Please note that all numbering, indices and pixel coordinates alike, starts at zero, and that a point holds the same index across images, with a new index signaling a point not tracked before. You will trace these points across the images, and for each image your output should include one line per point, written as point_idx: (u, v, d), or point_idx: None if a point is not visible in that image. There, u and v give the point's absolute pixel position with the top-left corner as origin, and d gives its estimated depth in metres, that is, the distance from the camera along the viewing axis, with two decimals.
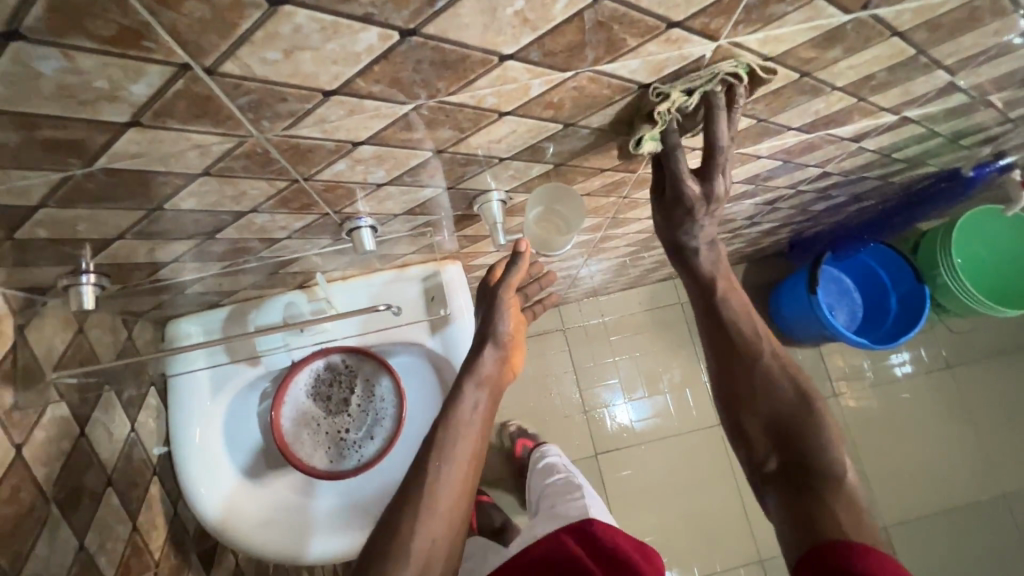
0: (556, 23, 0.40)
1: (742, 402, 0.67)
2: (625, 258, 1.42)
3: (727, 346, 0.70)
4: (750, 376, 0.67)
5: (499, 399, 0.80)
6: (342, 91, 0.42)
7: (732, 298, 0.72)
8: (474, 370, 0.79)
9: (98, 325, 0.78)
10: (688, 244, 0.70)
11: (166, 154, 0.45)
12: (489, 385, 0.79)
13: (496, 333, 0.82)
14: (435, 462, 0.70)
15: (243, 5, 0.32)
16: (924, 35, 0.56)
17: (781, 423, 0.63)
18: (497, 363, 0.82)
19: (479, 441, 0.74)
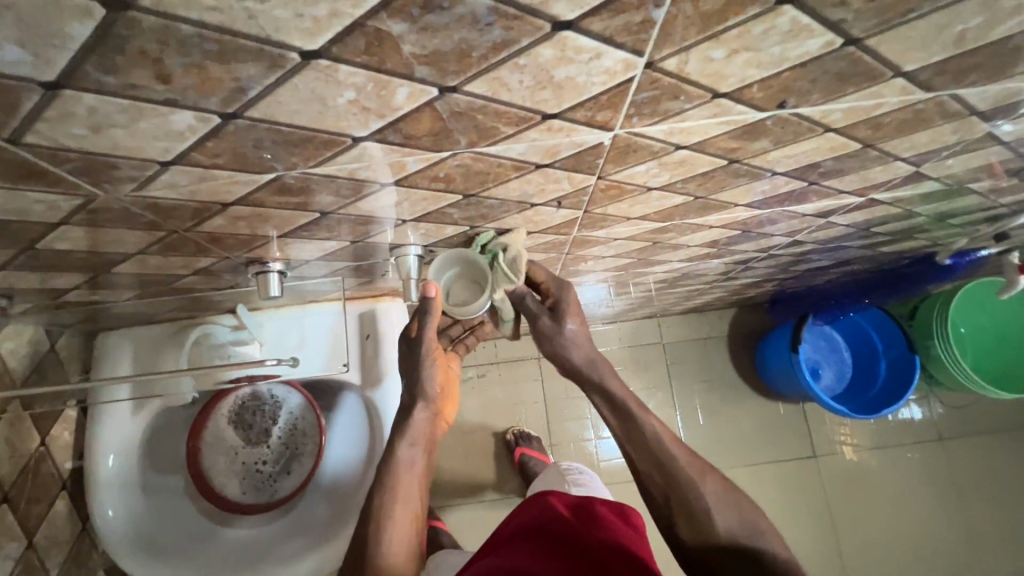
0: (404, 112, 0.36)
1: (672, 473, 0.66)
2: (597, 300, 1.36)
3: (639, 442, 0.69)
4: (663, 471, 0.67)
5: (434, 453, 0.76)
6: (180, 161, 0.39)
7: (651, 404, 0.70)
8: (405, 429, 0.73)
9: (13, 336, 0.77)
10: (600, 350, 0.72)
11: (11, 208, 0.43)
12: (425, 443, 0.74)
13: (423, 391, 0.74)
14: (375, 528, 0.66)
15: (13, 88, 0.29)
16: (865, 132, 0.50)
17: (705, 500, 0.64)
18: (428, 422, 0.74)
19: (422, 497, 0.72)
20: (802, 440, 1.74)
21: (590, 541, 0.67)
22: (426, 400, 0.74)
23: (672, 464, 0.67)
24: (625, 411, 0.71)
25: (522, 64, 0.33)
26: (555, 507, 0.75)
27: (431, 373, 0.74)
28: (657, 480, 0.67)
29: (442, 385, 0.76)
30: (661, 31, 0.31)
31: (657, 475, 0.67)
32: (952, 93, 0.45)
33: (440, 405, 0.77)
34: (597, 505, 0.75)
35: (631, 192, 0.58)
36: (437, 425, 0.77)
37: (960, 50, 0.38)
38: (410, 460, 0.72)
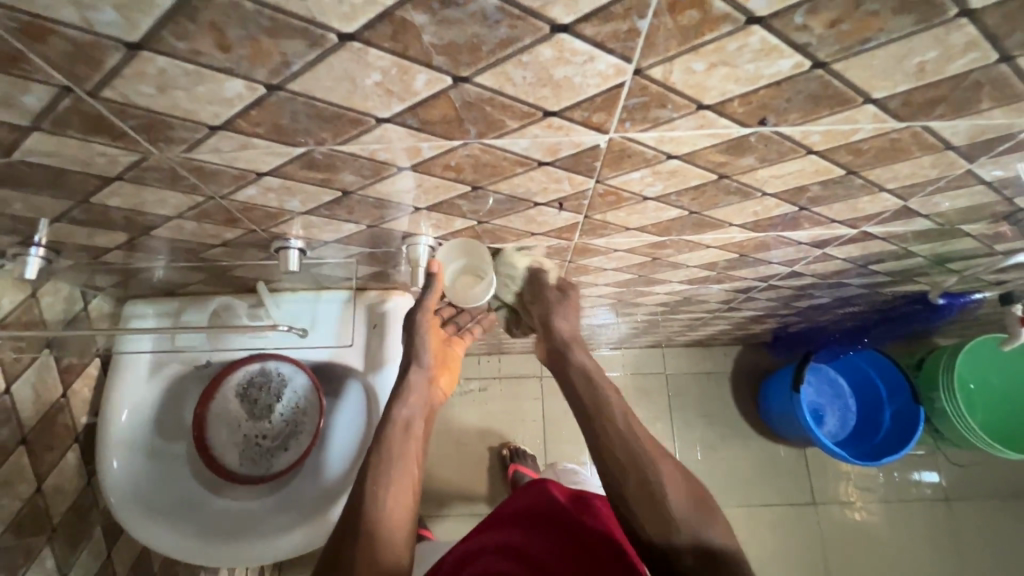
0: (422, 97, 0.42)
1: (638, 464, 0.65)
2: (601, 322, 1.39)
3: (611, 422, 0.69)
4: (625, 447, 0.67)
5: (433, 420, 0.78)
6: (226, 127, 0.45)
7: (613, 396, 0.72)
8: (403, 393, 0.74)
9: (52, 292, 0.84)
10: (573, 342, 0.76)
11: (77, 158, 0.49)
12: (423, 408, 0.75)
13: (420, 359, 0.77)
14: (371, 487, 0.67)
15: (102, 45, 0.35)
16: (846, 158, 0.54)
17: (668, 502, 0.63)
18: (426, 387, 0.77)
19: (419, 460, 0.72)
20: (801, 485, 1.70)
21: (577, 521, 0.72)
22: (422, 365, 0.77)
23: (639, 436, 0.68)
24: (599, 392, 0.72)
25: (525, 61, 0.38)
26: (551, 490, 0.79)
27: (426, 341, 0.77)
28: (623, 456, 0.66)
29: (437, 354, 0.80)
30: (646, 40, 0.37)
31: (624, 458, 0.66)
32: (923, 124, 0.49)
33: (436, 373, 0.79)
34: (591, 494, 0.79)
35: (628, 200, 0.63)
36: (435, 393, 0.79)
37: (923, 81, 0.42)
38: (405, 420, 0.72)
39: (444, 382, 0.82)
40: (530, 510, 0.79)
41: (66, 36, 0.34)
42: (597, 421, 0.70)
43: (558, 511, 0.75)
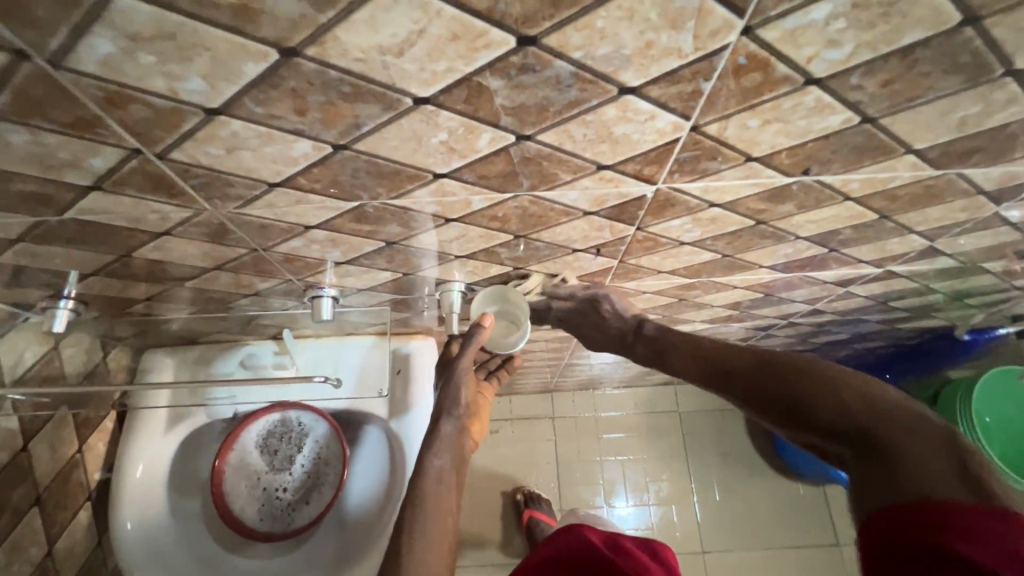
0: (482, 154, 0.43)
1: (715, 374, 0.53)
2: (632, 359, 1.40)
3: (679, 357, 0.59)
4: (717, 344, 0.55)
5: (465, 473, 0.72)
6: (286, 184, 0.45)
7: (677, 352, 0.59)
8: (434, 443, 0.72)
9: (74, 344, 0.82)
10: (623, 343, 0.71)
11: (130, 215, 0.49)
12: (456, 456, 0.72)
13: (455, 405, 0.75)
14: (410, 540, 0.60)
15: (182, 111, 0.36)
16: (881, 203, 0.56)
17: (777, 402, 0.45)
18: (457, 435, 0.74)
19: (456, 510, 0.66)
20: (823, 525, 1.71)
21: (615, 563, 0.71)
22: (455, 413, 0.75)
23: (737, 374, 0.50)
24: (664, 346, 0.62)
25: (588, 120, 0.39)
26: (586, 534, 0.78)
27: (460, 390, 0.76)
28: (706, 342, 0.56)
29: (472, 401, 0.78)
30: (707, 100, 0.38)
31: (705, 379, 0.54)
32: (957, 172, 0.50)
33: (468, 421, 0.76)
34: (625, 538, 0.79)
35: (664, 245, 0.63)
36: (467, 442, 0.75)
37: (964, 133, 0.44)
38: (439, 469, 0.68)
39: (475, 431, 0.78)
40: (562, 556, 0.76)
41: (149, 103, 0.35)
42: (669, 354, 0.61)
43: (591, 556, 0.74)
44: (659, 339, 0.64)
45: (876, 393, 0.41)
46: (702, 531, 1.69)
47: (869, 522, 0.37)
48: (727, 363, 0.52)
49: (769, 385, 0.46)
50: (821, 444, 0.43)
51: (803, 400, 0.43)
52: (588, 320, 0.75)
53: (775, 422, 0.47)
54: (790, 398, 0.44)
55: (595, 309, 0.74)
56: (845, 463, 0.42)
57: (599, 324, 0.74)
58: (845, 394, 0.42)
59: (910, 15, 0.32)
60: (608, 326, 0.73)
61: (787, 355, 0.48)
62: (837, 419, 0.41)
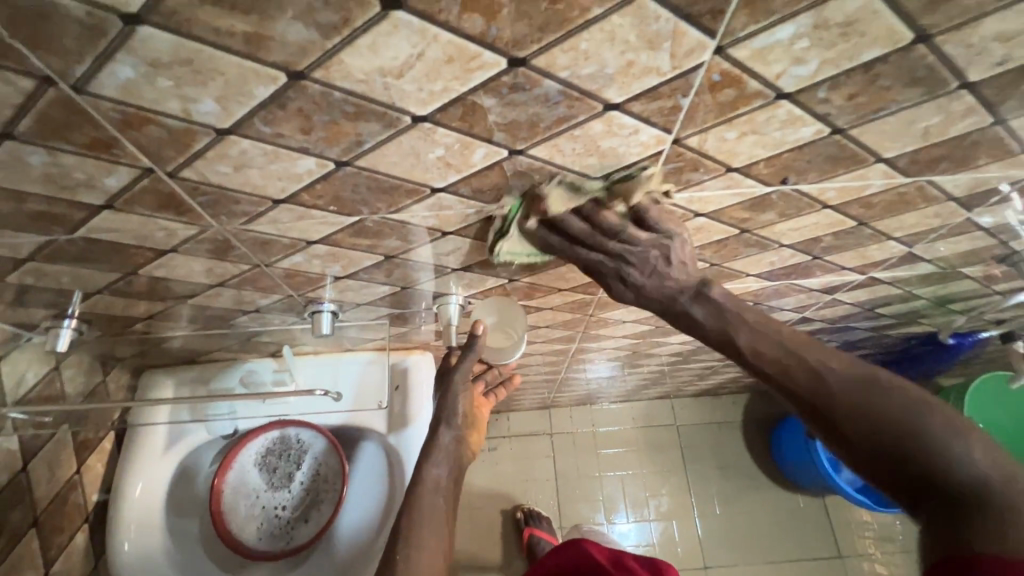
0: (477, 169, 0.45)
1: (800, 369, 0.46)
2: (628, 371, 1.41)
3: (747, 337, 0.50)
4: (805, 339, 0.48)
5: (461, 485, 0.74)
6: (290, 201, 0.47)
7: (748, 332, 0.50)
8: (433, 451, 0.73)
9: (75, 365, 0.83)
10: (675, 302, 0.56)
11: (138, 233, 0.51)
12: (452, 467, 0.73)
13: (454, 414, 0.76)
14: (405, 548, 0.60)
15: (194, 132, 0.38)
16: (858, 210, 0.59)
17: (878, 428, 0.41)
18: (454, 445, 0.75)
19: (451, 520, 0.67)
20: (824, 538, 1.71)
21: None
22: (453, 424, 0.76)
23: (831, 384, 0.44)
24: (720, 322, 0.53)
25: (577, 135, 0.42)
26: (589, 550, 0.78)
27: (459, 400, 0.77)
28: (794, 334, 0.48)
29: (469, 411, 0.79)
30: (687, 114, 0.41)
31: (781, 371, 0.47)
32: (927, 179, 0.53)
33: (466, 431, 0.78)
34: (628, 555, 0.79)
35: None
36: (464, 452, 0.77)
37: (929, 142, 0.47)
38: (437, 477, 0.70)
39: (473, 442, 0.80)
40: None
41: (163, 124, 0.37)
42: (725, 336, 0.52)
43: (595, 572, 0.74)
44: (724, 314, 0.52)
45: (1000, 455, 0.39)
46: (703, 546, 1.68)
47: (947, 569, 0.36)
48: (822, 368, 0.45)
49: (871, 409, 0.42)
50: (912, 487, 0.39)
51: (918, 438, 0.39)
52: (641, 264, 0.54)
53: (861, 448, 0.42)
54: (905, 431, 0.40)
55: (656, 256, 0.54)
56: (924, 506, 0.39)
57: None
58: (963, 450, 0.38)
59: (867, 34, 0.35)
60: (667, 278, 0.55)
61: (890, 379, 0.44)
62: (955, 470, 0.38)
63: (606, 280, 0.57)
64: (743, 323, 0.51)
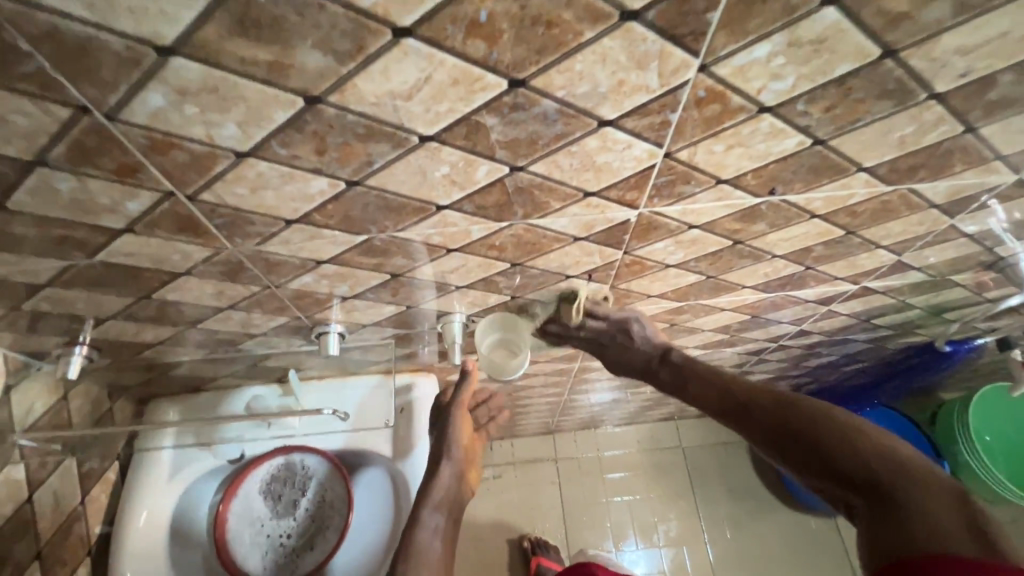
0: (480, 186, 0.48)
1: (744, 408, 0.60)
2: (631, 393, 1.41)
3: (707, 388, 0.66)
4: (749, 385, 0.62)
5: (459, 520, 0.76)
6: (302, 221, 0.50)
7: (709, 383, 0.66)
8: (431, 488, 0.76)
9: (82, 394, 0.83)
10: (651, 366, 0.76)
11: (155, 256, 0.53)
12: (449, 504, 0.76)
13: (451, 450, 0.81)
14: None
15: (215, 155, 0.41)
16: (845, 219, 0.61)
17: (807, 444, 0.52)
18: (453, 481, 0.79)
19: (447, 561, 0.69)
20: (838, 561, 1.67)
21: None
22: (452, 457, 0.80)
23: (765, 413, 0.57)
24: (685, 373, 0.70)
25: (574, 151, 0.45)
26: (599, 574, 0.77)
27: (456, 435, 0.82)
28: (737, 380, 0.63)
29: (466, 447, 0.83)
30: (676, 129, 0.43)
31: (733, 411, 0.61)
32: (908, 187, 0.56)
33: (465, 467, 0.81)
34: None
35: (651, 268, 0.68)
36: (463, 489, 0.80)
37: (905, 150, 0.50)
38: (434, 518, 0.72)
39: (471, 479, 0.83)
40: None
41: (187, 148, 0.40)
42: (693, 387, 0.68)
43: None
44: (684, 371, 0.71)
45: (893, 450, 0.49)
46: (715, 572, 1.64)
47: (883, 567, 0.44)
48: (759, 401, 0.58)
49: (799, 428, 0.53)
50: (838, 492, 0.50)
51: (826, 443, 0.51)
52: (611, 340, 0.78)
53: (797, 464, 0.53)
54: (821, 443, 0.51)
55: (620, 334, 0.77)
56: (854, 505, 0.49)
57: (626, 347, 0.77)
58: (866, 448, 0.49)
59: (838, 50, 0.38)
60: (636, 349, 0.77)
61: (808, 401, 0.55)
62: (860, 467, 0.49)
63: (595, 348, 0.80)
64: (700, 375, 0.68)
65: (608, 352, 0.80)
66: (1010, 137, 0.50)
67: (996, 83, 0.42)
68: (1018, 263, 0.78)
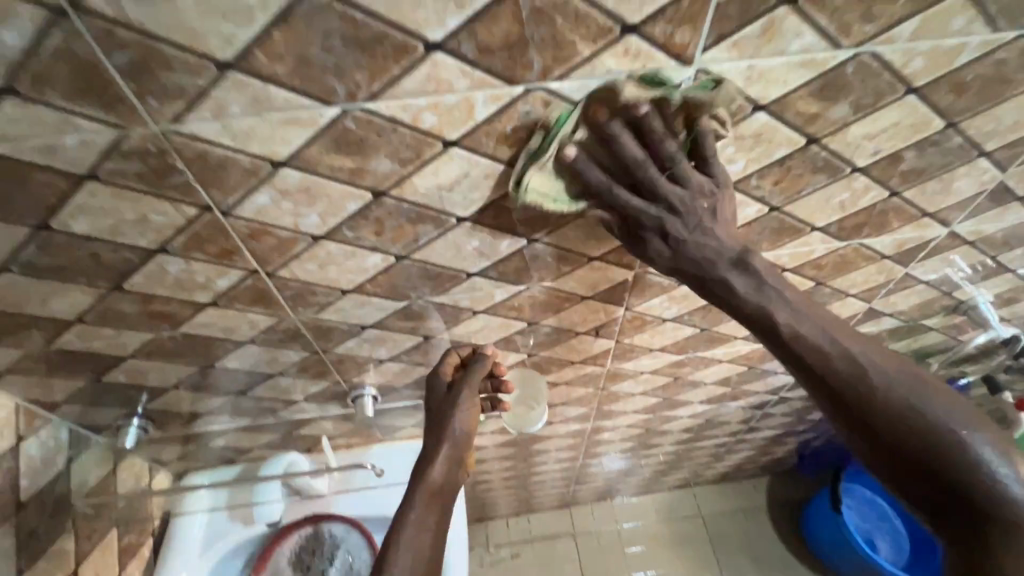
0: (503, 254, 0.58)
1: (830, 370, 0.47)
2: (644, 456, 1.44)
3: (797, 336, 0.49)
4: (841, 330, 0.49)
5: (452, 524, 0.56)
6: (356, 290, 0.60)
7: (801, 323, 0.49)
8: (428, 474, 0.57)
9: (127, 468, 0.88)
10: (714, 272, 0.52)
11: (228, 326, 0.63)
12: (445, 499, 0.57)
13: (455, 430, 0.62)
14: None
15: (297, 239, 0.52)
16: (812, 272, 0.71)
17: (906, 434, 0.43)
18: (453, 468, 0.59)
19: None
20: None
21: None
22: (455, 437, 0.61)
23: (873, 400, 0.45)
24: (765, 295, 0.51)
25: (578, 224, 0.56)
26: None
27: (463, 413, 0.63)
28: (836, 325, 0.49)
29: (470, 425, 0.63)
30: None
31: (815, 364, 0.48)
32: (858, 242, 0.67)
33: (466, 450, 0.62)
34: None
35: (650, 323, 0.77)
36: (459, 474, 0.60)
37: (847, 212, 0.61)
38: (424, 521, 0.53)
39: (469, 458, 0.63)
40: None
41: (277, 234, 0.51)
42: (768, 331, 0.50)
43: None
44: (767, 288, 0.51)
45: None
46: None
47: None
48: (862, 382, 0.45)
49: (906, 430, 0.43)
50: (927, 500, 0.43)
51: (940, 451, 0.42)
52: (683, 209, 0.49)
53: (887, 457, 0.44)
54: (932, 448, 0.42)
55: (702, 207, 0.50)
56: (939, 517, 0.42)
57: (701, 234, 0.51)
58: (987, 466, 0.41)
59: (774, 140, 0.50)
60: (714, 237, 0.51)
61: (928, 385, 0.45)
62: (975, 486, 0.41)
63: (638, 240, 0.53)
64: (788, 304, 0.50)
65: (655, 238, 0.52)
66: (931, 198, 0.61)
67: (904, 158, 0.54)
68: (979, 305, 0.87)
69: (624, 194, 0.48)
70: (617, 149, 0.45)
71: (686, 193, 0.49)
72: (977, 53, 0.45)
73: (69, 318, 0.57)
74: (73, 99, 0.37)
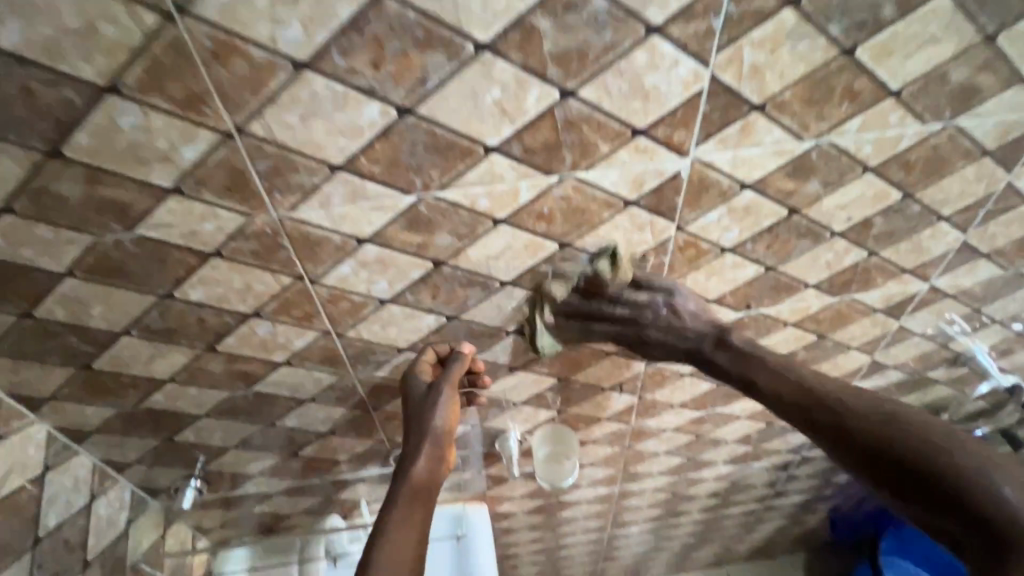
0: (538, 313, 0.68)
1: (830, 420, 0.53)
2: (672, 527, 1.42)
3: (784, 386, 0.58)
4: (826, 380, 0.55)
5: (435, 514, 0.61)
6: (410, 348, 0.68)
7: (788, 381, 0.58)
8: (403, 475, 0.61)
9: (174, 534, 0.92)
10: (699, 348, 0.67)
11: (295, 384, 0.71)
12: (424, 493, 0.61)
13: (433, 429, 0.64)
14: None
15: (367, 303, 0.61)
16: (813, 326, 0.79)
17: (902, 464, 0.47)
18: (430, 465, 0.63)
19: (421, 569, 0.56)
20: None
21: None
22: (433, 435, 0.63)
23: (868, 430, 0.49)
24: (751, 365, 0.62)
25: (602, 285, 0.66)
26: None
27: (441, 412, 0.65)
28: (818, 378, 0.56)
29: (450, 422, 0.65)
30: (670, 266, 0.65)
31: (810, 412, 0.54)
32: (850, 297, 0.75)
33: (446, 447, 0.65)
34: None
35: (670, 378, 0.84)
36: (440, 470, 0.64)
37: (834, 270, 0.70)
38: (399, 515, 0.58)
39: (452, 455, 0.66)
40: None
41: (352, 299, 0.61)
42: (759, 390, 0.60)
43: None
44: (745, 357, 0.63)
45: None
46: None
47: None
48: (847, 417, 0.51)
49: (935, 443, 0.46)
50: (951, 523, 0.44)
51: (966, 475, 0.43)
52: (654, 321, 0.67)
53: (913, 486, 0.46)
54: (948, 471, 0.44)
55: (663, 308, 0.67)
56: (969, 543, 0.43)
57: (675, 326, 0.67)
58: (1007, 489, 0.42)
59: (761, 211, 0.61)
60: (688, 327, 0.67)
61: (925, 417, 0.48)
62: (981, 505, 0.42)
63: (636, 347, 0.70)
64: (769, 369, 0.60)
65: (652, 349, 0.70)
66: (906, 257, 0.71)
67: (874, 223, 0.65)
68: (976, 356, 0.94)
69: (606, 320, 0.67)
70: (587, 282, 0.64)
71: (653, 313, 0.67)
72: (915, 139, 0.56)
73: (164, 378, 0.66)
74: (219, 196, 0.49)
